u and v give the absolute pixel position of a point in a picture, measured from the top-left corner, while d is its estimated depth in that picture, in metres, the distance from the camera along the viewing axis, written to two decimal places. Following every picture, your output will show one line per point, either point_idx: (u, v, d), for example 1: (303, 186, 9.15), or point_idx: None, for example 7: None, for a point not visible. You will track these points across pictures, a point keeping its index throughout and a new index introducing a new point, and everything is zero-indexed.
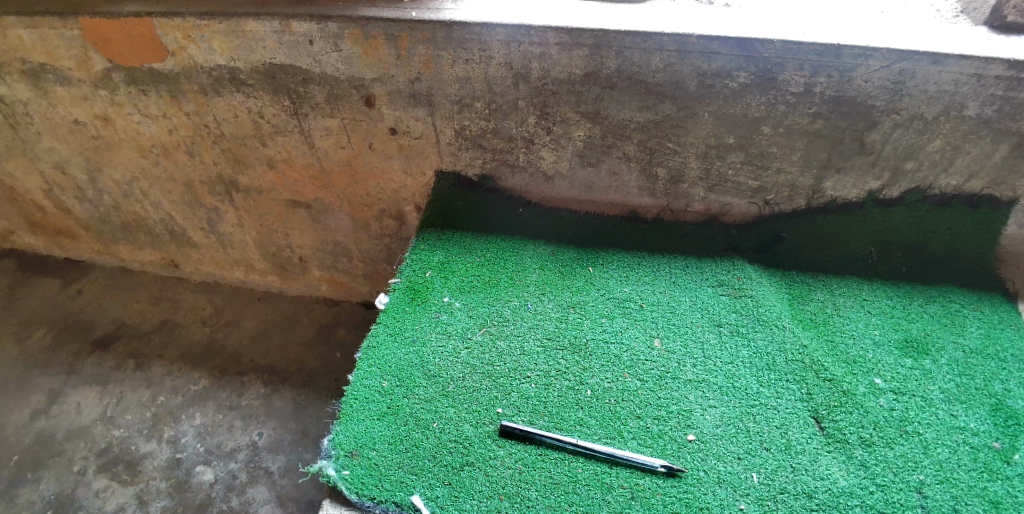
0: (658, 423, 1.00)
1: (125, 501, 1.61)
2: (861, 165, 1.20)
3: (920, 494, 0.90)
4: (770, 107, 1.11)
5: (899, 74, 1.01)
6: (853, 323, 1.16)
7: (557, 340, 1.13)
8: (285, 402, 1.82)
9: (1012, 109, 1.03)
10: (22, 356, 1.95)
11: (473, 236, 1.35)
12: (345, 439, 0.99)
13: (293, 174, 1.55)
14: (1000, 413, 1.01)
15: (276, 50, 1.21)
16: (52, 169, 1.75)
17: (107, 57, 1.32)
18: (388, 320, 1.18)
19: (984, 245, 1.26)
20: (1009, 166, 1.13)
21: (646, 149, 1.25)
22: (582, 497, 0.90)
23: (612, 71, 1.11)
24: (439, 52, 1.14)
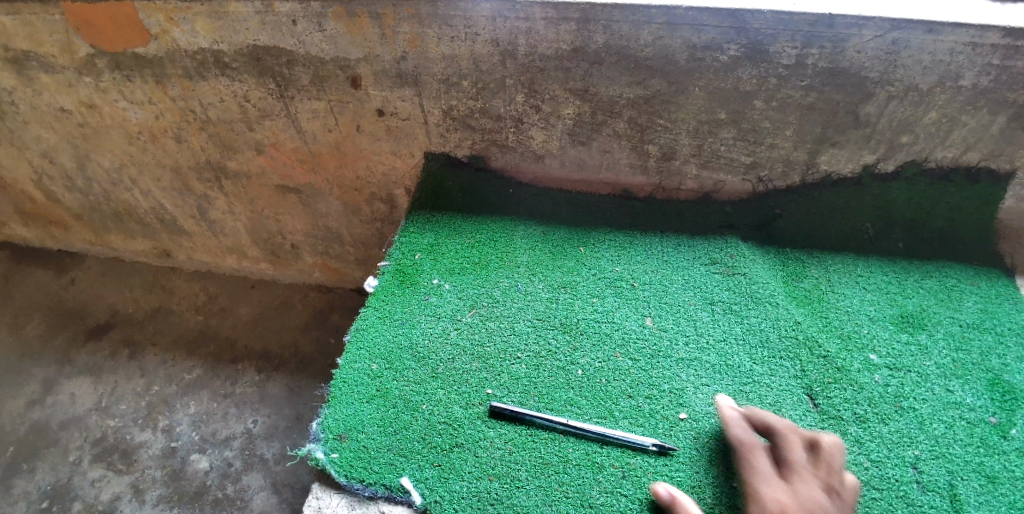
0: (650, 402, 0.98)
1: (121, 490, 1.62)
2: (857, 139, 1.17)
3: (915, 470, 0.89)
4: (763, 80, 1.09)
5: (893, 43, 0.99)
6: (848, 299, 1.14)
7: (549, 320, 1.12)
8: (279, 389, 1.82)
9: (1009, 78, 1.01)
10: (17, 346, 1.95)
11: (464, 218, 1.33)
12: (334, 422, 0.98)
13: (282, 158, 1.54)
14: (996, 388, 1.00)
15: (259, 30, 1.19)
16: (40, 158, 1.74)
17: (90, 42, 1.30)
18: (377, 303, 1.16)
19: (981, 220, 1.24)
20: (1007, 137, 1.11)
21: (637, 126, 1.22)
22: (572, 477, 0.89)
23: (600, 46, 1.08)
24: (424, 30, 1.12)
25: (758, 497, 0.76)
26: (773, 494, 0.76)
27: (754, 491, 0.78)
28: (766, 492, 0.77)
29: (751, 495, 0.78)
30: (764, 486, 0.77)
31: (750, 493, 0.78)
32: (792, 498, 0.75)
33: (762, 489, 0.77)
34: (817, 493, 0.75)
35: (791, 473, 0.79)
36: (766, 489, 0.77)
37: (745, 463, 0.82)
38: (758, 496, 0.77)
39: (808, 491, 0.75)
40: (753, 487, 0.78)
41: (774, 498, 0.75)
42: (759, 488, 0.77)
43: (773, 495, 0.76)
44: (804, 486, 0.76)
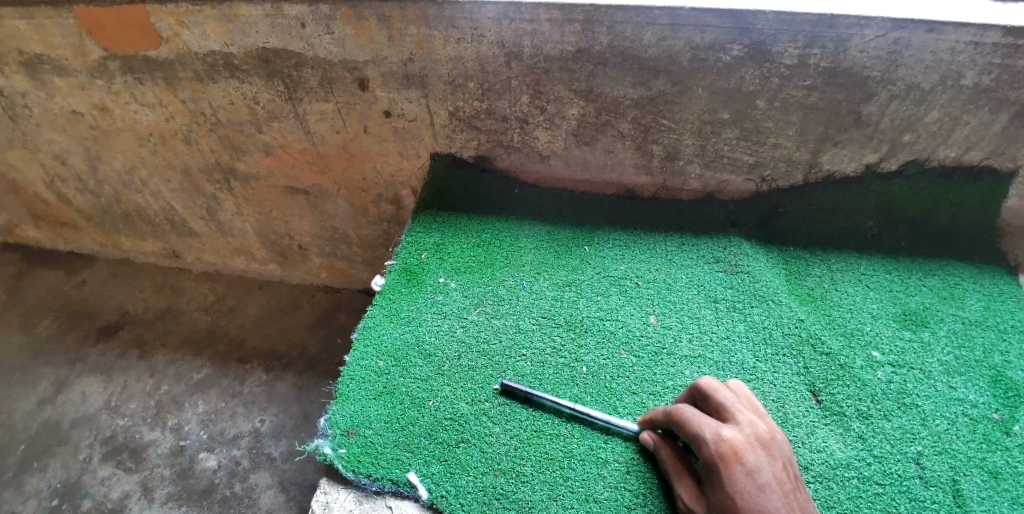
0: (654, 399, 0.99)
1: (130, 488, 1.64)
2: (859, 138, 1.18)
3: (917, 465, 0.90)
4: (765, 80, 1.10)
5: (894, 43, 1.00)
6: (851, 296, 1.15)
7: (553, 318, 1.13)
8: (286, 389, 1.83)
9: (1011, 77, 1.02)
10: (28, 346, 1.98)
11: (469, 218, 1.35)
12: (341, 418, 0.99)
13: (290, 159, 1.56)
14: (1000, 385, 1.00)
15: (269, 34, 1.21)
16: (52, 161, 1.77)
17: (103, 46, 1.32)
18: (383, 301, 1.18)
19: (985, 219, 1.24)
20: (1009, 136, 1.12)
21: (641, 126, 1.24)
22: (577, 472, 0.90)
23: (604, 47, 1.10)
24: (430, 32, 1.14)
25: (708, 438, 0.75)
26: (722, 431, 0.75)
27: (700, 432, 0.76)
28: (714, 431, 0.75)
29: (699, 437, 0.76)
30: (712, 426, 0.76)
31: (696, 436, 0.76)
32: (739, 430, 0.76)
33: (709, 429, 0.76)
34: (757, 421, 0.78)
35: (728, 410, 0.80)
36: (714, 427, 0.76)
37: (684, 413, 0.81)
38: (706, 437, 0.75)
39: (749, 422, 0.77)
40: (699, 429, 0.76)
41: (724, 434, 0.74)
42: (706, 428, 0.76)
43: (721, 431, 0.75)
44: (744, 418, 0.78)
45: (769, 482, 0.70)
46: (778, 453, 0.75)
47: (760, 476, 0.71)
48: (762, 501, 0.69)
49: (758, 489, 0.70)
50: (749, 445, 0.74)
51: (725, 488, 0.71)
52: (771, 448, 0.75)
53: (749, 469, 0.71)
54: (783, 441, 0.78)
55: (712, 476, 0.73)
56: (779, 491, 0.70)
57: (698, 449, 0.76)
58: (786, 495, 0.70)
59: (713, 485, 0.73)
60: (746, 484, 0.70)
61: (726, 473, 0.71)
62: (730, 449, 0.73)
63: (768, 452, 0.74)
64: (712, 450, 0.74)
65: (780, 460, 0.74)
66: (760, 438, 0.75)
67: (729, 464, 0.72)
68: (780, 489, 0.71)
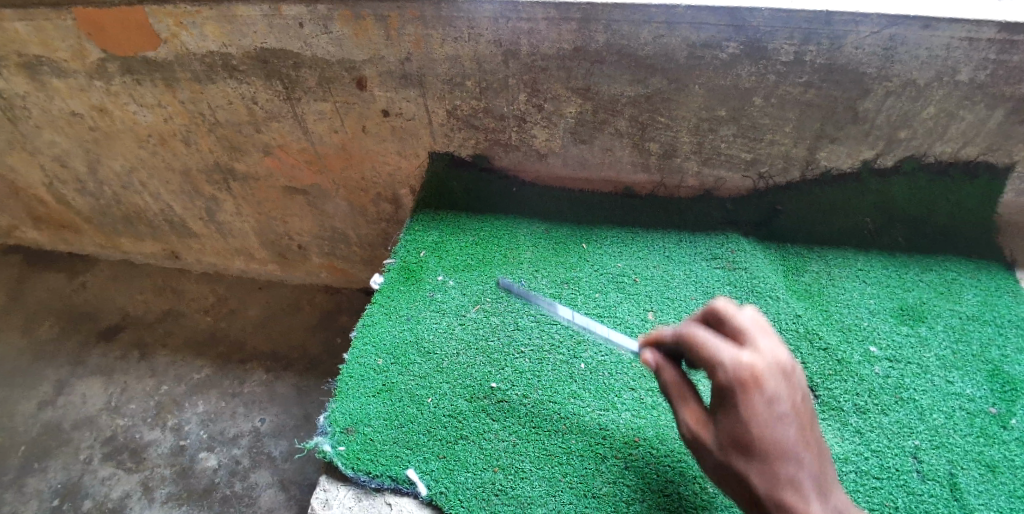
0: (652, 395, 1.00)
1: (131, 488, 1.64)
2: (856, 135, 1.19)
3: (915, 459, 0.90)
4: (761, 77, 1.11)
5: (890, 39, 1.01)
6: (848, 292, 1.15)
7: (551, 315, 1.14)
8: (287, 388, 1.84)
9: (1006, 73, 1.02)
10: (29, 348, 1.98)
11: (468, 217, 1.35)
12: (340, 415, 0.99)
13: (289, 159, 1.56)
14: (997, 379, 1.01)
15: (267, 34, 1.21)
16: (52, 163, 1.77)
17: (102, 47, 1.33)
18: (383, 299, 1.18)
19: (983, 214, 1.24)
20: (1005, 131, 1.12)
21: (638, 124, 1.24)
22: (576, 468, 0.91)
23: (601, 45, 1.10)
24: (428, 32, 1.14)
25: (726, 362, 0.62)
26: (742, 354, 0.63)
27: (718, 356, 0.63)
28: (733, 356, 0.63)
29: (716, 362, 0.63)
30: (730, 350, 0.64)
31: (712, 359, 0.63)
32: (762, 353, 0.64)
33: (729, 354, 0.63)
34: (782, 343, 0.67)
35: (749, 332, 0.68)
36: (734, 351, 0.63)
37: (699, 335, 0.66)
38: (724, 361, 0.63)
39: (772, 346, 0.66)
40: (717, 354, 0.63)
41: (744, 359, 0.62)
42: (726, 353, 0.63)
43: (742, 355, 0.63)
44: (767, 341, 0.67)
45: (787, 411, 0.61)
46: (799, 381, 0.65)
47: (781, 406, 0.61)
48: (780, 433, 0.60)
49: (777, 420, 0.60)
50: (772, 370, 0.63)
51: (740, 419, 0.61)
52: (795, 373, 0.65)
53: (768, 397, 0.61)
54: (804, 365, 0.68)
55: (726, 404, 0.62)
56: (797, 422, 0.62)
57: (710, 374, 0.64)
58: (803, 426, 0.62)
59: (724, 410, 0.62)
60: (763, 412, 0.60)
61: (745, 402, 0.61)
62: (749, 376, 0.61)
63: (791, 379, 0.64)
64: (730, 376, 0.62)
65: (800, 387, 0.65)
66: (785, 366, 0.64)
67: (748, 392, 0.61)
68: (795, 419, 0.62)
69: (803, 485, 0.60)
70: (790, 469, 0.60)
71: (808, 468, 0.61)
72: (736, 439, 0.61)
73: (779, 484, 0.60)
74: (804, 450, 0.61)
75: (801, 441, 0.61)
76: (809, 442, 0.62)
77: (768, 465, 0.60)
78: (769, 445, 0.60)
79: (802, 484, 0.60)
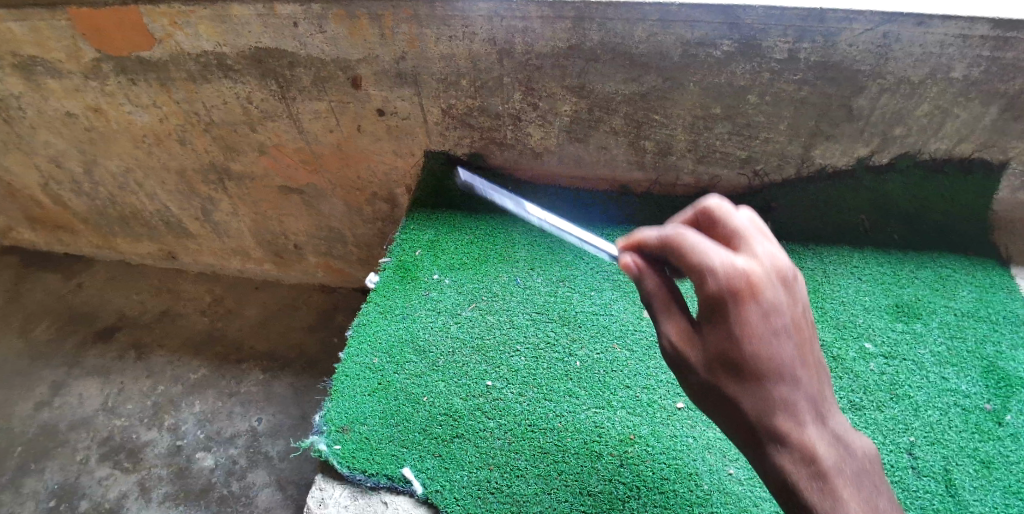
0: (647, 392, 1.00)
1: (128, 488, 1.64)
2: (850, 132, 1.19)
3: (910, 455, 0.90)
4: (756, 75, 1.11)
5: (884, 37, 1.01)
6: (843, 289, 1.15)
7: (547, 313, 1.14)
8: (284, 388, 1.83)
9: (999, 69, 1.02)
10: (26, 349, 1.98)
11: (463, 215, 1.35)
12: (336, 414, 0.99)
13: (285, 159, 1.56)
14: (992, 375, 1.01)
15: (262, 33, 1.21)
16: (47, 163, 1.77)
17: (97, 48, 1.33)
18: (378, 298, 1.18)
19: (978, 211, 1.24)
20: (999, 128, 1.13)
21: (633, 122, 1.24)
22: (571, 466, 0.91)
23: (595, 44, 1.10)
24: (422, 30, 1.14)
25: (717, 267, 0.48)
26: (736, 258, 0.49)
27: (709, 260, 0.49)
28: (726, 260, 0.49)
29: (706, 266, 0.49)
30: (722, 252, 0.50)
31: (699, 263, 0.49)
32: (761, 257, 0.51)
33: (722, 256, 0.49)
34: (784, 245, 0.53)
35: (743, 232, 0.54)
36: (727, 253, 0.50)
37: (686, 235, 0.51)
38: (716, 266, 0.49)
39: (775, 245, 0.53)
40: (708, 257, 0.49)
41: (740, 264, 0.49)
42: (718, 255, 0.49)
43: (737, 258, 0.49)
44: (768, 242, 0.53)
45: (786, 324, 0.50)
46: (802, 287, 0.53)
47: (781, 319, 0.49)
48: (779, 351, 0.49)
49: (776, 334, 0.49)
50: (773, 277, 0.50)
51: (733, 333, 0.49)
52: (798, 279, 0.52)
53: (766, 309, 0.49)
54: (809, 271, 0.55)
55: (716, 316, 0.50)
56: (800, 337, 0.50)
57: (696, 282, 0.50)
58: (805, 341, 0.51)
59: (712, 324, 0.50)
60: (758, 327, 0.48)
61: (740, 314, 0.48)
62: (745, 284, 0.48)
63: (794, 287, 0.52)
64: (722, 284, 0.48)
65: (804, 295, 0.53)
66: (787, 272, 0.51)
67: (742, 303, 0.48)
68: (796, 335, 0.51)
69: (803, 408, 0.50)
70: (789, 391, 0.50)
71: (809, 389, 0.50)
72: (726, 356, 0.50)
73: (775, 407, 0.50)
74: (807, 368, 0.50)
75: (803, 358, 0.50)
76: (812, 358, 0.51)
77: (759, 387, 0.50)
78: (766, 363, 0.49)
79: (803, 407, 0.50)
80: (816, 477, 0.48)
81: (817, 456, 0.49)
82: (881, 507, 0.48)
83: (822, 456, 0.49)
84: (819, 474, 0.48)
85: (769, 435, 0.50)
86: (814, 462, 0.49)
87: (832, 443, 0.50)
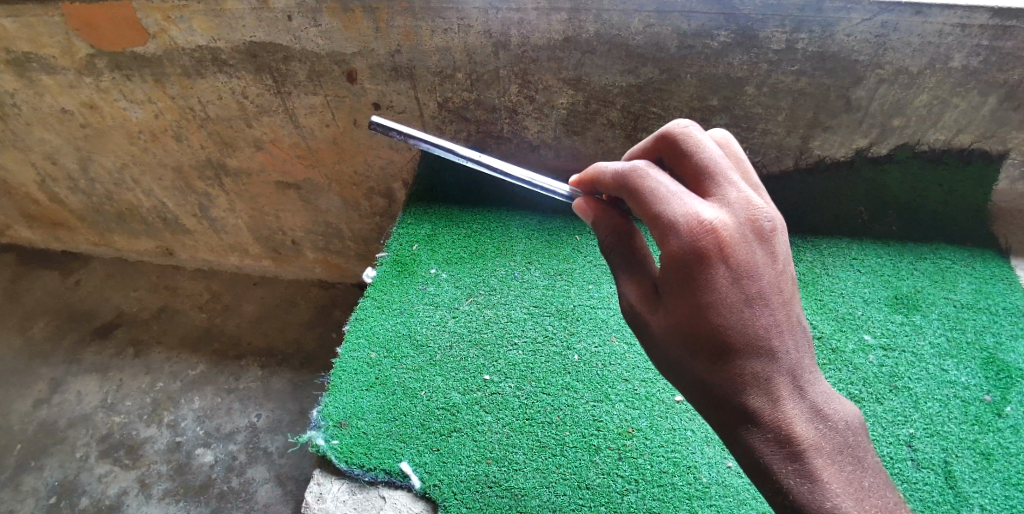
0: (646, 385, 1.00)
1: (128, 485, 1.65)
2: (849, 123, 1.18)
3: (910, 447, 0.90)
4: (753, 66, 1.10)
5: (882, 26, 1.00)
6: (843, 282, 1.14)
7: (545, 307, 1.13)
8: (282, 384, 1.84)
9: (999, 59, 1.02)
10: (24, 347, 1.98)
11: (460, 209, 1.33)
12: (334, 410, 0.99)
13: (281, 154, 1.55)
14: (991, 367, 1.01)
15: (256, 27, 1.20)
16: (43, 160, 1.76)
17: (90, 43, 1.32)
18: (375, 293, 1.17)
19: (976, 202, 1.24)
20: (998, 118, 1.12)
21: (630, 114, 1.23)
22: (570, 459, 0.91)
23: (592, 35, 1.10)
24: (417, 23, 1.14)
25: (679, 225, 0.55)
26: (699, 213, 0.56)
27: (670, 219, 0.56)
28: (689, 216, 0.56)
29: (668, 222, 0.56)
30: (685, 208, 0.56)
31: (664, 221, 0.56)
32: (723, 214, 0.57)
33: (683, 212, 0.56)
34: (750, 199, 0.59)
35: (707, 184, 0.61)
36: (691, 208, 0.56)
37: (651, 191, 0.58)
38: (678, 222, 0.56)
39: (740, 199, 0.59)
40: (672, 215, 0.56)
41: (703, 220, 0.56)
42: (679, 209, 0.56)
43: (699, 214, 0.56)
44: (730, 196, 0.59)
45: (753, 291, 0.56)
46: (770, 241, 0.59)
47: (747, 283, 0.56)
48: (746, 318, 0.56)
49: (741, 300, 0.56)
50: (737, 237, 0.56)
51: (699, 298, 0.56)
52: (766, 237, 0.58)
53: (726, 267, 0.55)
54: (783, 223, 0.60)
55: (683, 282, 0.57)
56: (768, 303, 0.57)
57: (662, 240, 0.57)
58: (776, 305, 0.57)
59: (674, 283, 0.58)
60: (720, 284, 0.55)
61: (704, 278, 0.55)
62: (706, 240, 0.55)
63: (760, 249, 0.58)
64: (684, 243, 0.55)
65: (773, 255, 0.58)
66: (750, 229, 0.57)
67: (704, 259, 0.55)
68: (763, 297, 0.56)
69: (775, 382, 0.57)
70: (759, 363, 0.57)
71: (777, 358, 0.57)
72: (691, 323, 0.57)
73: (746, 381, 0.57)
74: (776, 337, 0.57)
75: (772, 326, 0.57)
76: (783, 324, 0.57)
77: (722, 348, 0.57)
78: (733, 333, 0.56)
79: (773, 378, 0.57)
80: (769, 429, 0.57)
81: (787, 428, 0.57)
82: (835, 462, 0.56)
83: (782, 415, 0.57)
84: (792, 453, 0.56)
85: (743, 413, 0.57)
86: (782, 435, 0.56)
87: (803, 417, 0.57)
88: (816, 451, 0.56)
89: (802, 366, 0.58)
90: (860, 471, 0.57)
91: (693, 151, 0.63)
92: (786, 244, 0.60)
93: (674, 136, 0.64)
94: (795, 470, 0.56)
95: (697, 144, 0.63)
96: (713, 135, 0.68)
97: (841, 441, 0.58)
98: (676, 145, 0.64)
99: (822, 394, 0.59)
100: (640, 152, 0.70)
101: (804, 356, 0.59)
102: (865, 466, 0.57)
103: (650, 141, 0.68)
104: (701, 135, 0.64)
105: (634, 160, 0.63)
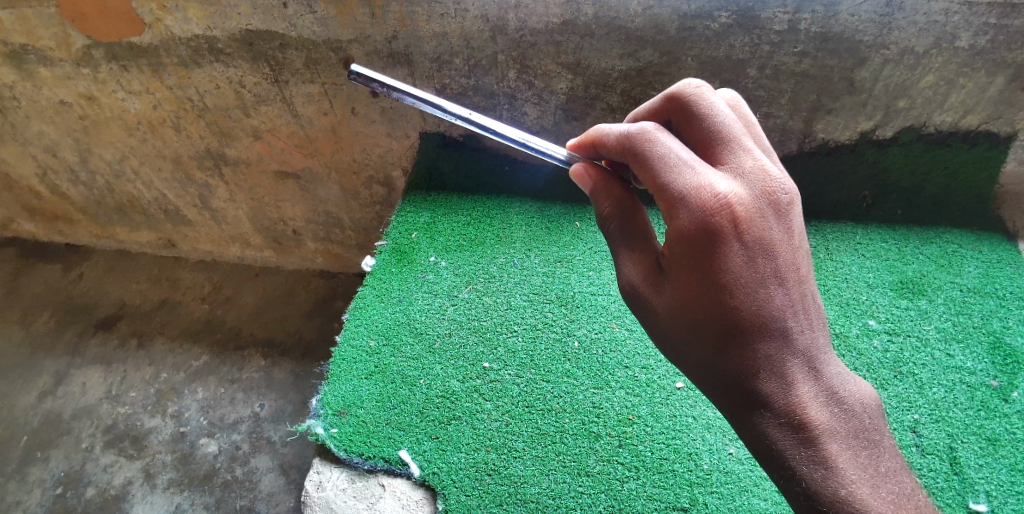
0: (647, 372, 0.99)
1: (133, 475, 1.66)
2: (852, 106, 1.16)
3: (914, 433, 0.89)
4: (755, 47, 1.08)
5: (886, 5, 0.99)
6: (847, 266, 1.13)
7: (545, 294, 1.12)
8: (284, 374, 1.84)
9: (1006, 38, 1.01)
10: (28, 339, 1.99)
11: (460, 196, 1.32)
12: (333, 398, 0.98)
13: (279, 143, 1.55)
14: (998, 352, 0.99)
15: (251, 15, 1.19)
16: (43, 153, 1.76)
17: (85, 34, 1.32)
18: (374, 281, 1.16)
19: (983, 184, 1.21)
20: (1005, 99, 1.10)
21: (630, 99, 1.21)
22: (569, 447, 0.91)
23: (590, 19, 1.08)
24: (414, 8, 1.13)
25: (690, 199, 0.55)
26: (712, 185, 0.55)
27: (680, 191, 0.55)
28: (701, 189, 0.55)
29: (678, 195, 0.55)
30: (697, 180, 0.56)
31: (675, 194, 0.56)
32: (737, 186, 0.56)
33: (695, 186, 0.55)
34: (766, 169, 0.58)
35: (720, 151, 0.60)
36: (703, 180, 0.56)
37: (660, 160, 0.57)
38: (690, 196, 0.55)
39: (755, 169, 0.58)
40: (682, 188, 0.55)
41: (716, 192, 0.55)
42: (691, 181, 0.56)
43: (712, 186, 0.55)
44: (745, 165, 0.58)
45: (767, 270, 0.55)
46: (787, 213, 0.57)
47: (762, 261, 0.55)
48: (760, 297, 0.55)
49: (754, 278, 0.55)
50: (752, 211, 0.55)
51: (709, 277, 0.55)
52: (782, 211, 0.57)
53: (741, 243, 0.55)
54: (798, 197, 0.59)
55: (693, 259, 0.56)
56: (783, 281, 0.56)
57: (672, 216, 0.56)
58: (790, 285, 0.56)
59: (682, 262, 0.57)
60: (734, 262, 0.55)
61: (717, 256, 0.55)
62: (719, 213, 0.54)
63: (777, 223, 0.57)
64: (696, 219, 0.55)
65: (790, 230, 0.57)
66: (766, 202, 0.56)
67: (719, 234, 0.54)
68: (776, 273, 0.56)
69: (786, 366, 0.56)
70: (772, 343, 0.56)
71: (790, 337, 0.57)
72: (697, 305, 0.56)
73: (758, 364, 0.56)
74: (789, 318, 0.56)
75: (786, 304, 0.56)
76: (797, 303, 0.57)
77: (734, 329, 0.56)
78: (745, 314, 0.55)
79: (786, 360, 0.57)
80: (782, 412, 0.56)
81: (799, 413, 0.56)
82: (851, 445, 0.56)
83: (795, 399, 0.56)
84: (805, 437, 0.56)
85: (755, 396, 0.57)
86: (795, 419, 0.56)
87: (816, 399, 0.57)
88: (830, 436, 0.55)
89: (817, 347, 0.58)
90: (876, 456, 0.56)
91: (704, 115, 0.62)
92: (800, 217, 0.59)
93: (684, 98, 0.64)
94: (808, 452, 0.55)
95: (708, 107, 0.62)
96: (724, 97, 0.66)
97: (856, 425, 0.57)
98: (686, 107, 0.63)
99: (837, 376, 0.59)
100: (646, 114, 0.70)
101: (818, 335, 0.58)
102: (881, 449, 0.57)
103: (659, 102, 0.67)
104: (713, 98, 0.63)
105: (641, 122, 0.62)
